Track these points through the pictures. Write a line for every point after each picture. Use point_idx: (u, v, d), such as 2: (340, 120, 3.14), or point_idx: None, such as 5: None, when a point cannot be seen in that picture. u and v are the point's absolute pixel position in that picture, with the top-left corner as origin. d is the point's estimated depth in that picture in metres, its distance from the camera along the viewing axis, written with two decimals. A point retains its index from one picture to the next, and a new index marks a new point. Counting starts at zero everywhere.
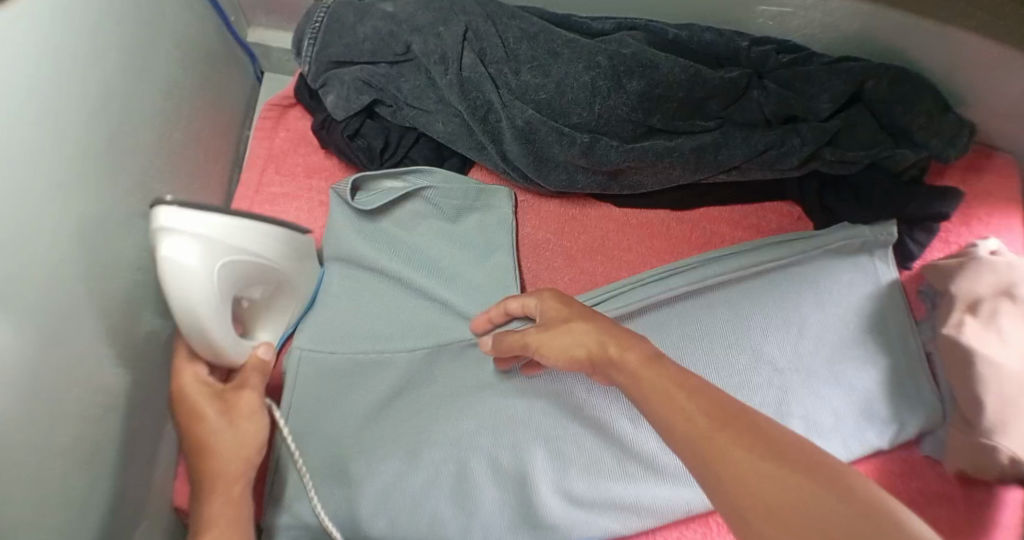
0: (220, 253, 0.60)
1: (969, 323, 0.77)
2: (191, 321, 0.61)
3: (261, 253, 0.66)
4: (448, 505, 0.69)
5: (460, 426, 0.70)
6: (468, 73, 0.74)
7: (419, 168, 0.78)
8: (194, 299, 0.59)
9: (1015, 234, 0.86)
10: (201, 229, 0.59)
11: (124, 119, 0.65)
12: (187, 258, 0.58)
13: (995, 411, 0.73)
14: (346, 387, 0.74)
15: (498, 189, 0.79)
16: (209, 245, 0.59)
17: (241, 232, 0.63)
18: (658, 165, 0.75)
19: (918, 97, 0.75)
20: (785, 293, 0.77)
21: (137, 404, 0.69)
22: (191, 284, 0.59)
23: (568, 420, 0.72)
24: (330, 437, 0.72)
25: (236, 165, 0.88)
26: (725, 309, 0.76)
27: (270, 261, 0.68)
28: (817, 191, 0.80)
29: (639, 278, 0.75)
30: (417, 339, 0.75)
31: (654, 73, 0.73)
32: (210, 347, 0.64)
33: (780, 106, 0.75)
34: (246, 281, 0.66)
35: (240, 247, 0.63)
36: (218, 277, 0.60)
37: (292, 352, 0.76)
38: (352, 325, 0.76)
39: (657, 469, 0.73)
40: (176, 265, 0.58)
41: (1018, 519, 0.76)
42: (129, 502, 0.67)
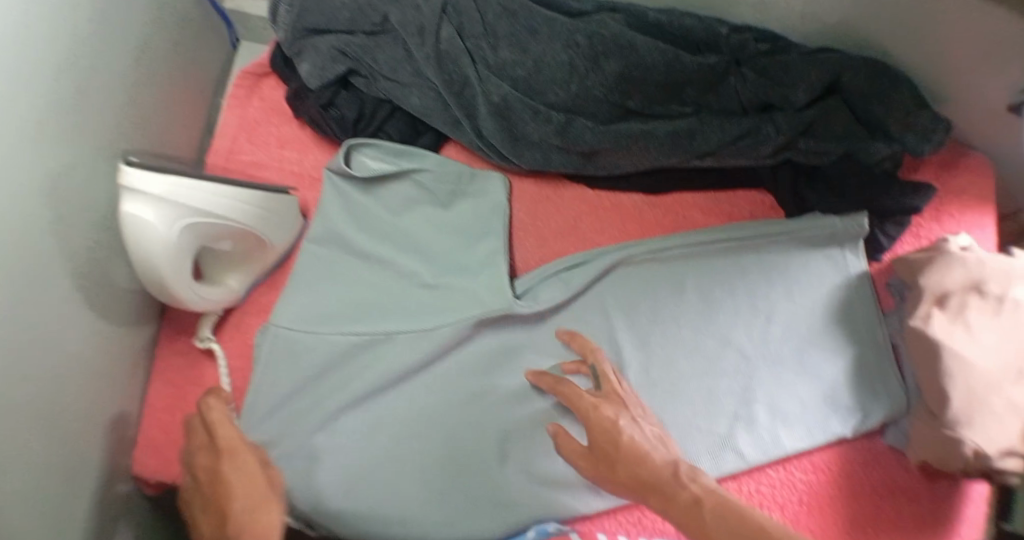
0: (178, 219, 0.60)
1: (937, 316, 0.77)
2: (148, 272, 0.63)
3: (231, 221, 0.65)
4: (413, 483, 0.70)
5: (430, 400, 0.72)
6: (444, 46, 0.74)
7: (412, 151, 0.77)
8: (150, 258, 0.61)
9: (987, 232, 0.87)
10: (162, 192, 0.59)
11: (92, 79, 0.64)
12: (146, 221, 0.59)
13: (962, 403, 0.74)
14: (321, 370, 0.72)
15: (491, 175, 0.77)
16: (168, 206, 0.60)
17: (212, 198, 0.62)
18: (633, 147, 0.75)
19: (896, 90, 0.75)
20: (752, 281, 0.78)
21: (97, 367, 0.68)
22: (147, 239, 0.60)
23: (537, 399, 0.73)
24: (295, 412, 0.72)
25: (208, 133, 0.87)
26: (694, 294, 0.77)
27: (244, 225, 0.66)
28: (791, 180, 0.80)
29: (602, 249, 0.77)
30: (396, 322, 0.73)
31: (633, 55, 0.72)
32: (168, 297, 0.66)
33: (755, 94, 0.75)
34: (212, 241, 0.65)
35: (207, 213, 0.62)
36: (173, 237, 0.61)
37: (268, 329, 0.73)
38: (330, 305, 0.74)
39: None
40: (135, 219, 0.59)
41: (981, 509, 0.79)
42: (88, 465, 0.67)
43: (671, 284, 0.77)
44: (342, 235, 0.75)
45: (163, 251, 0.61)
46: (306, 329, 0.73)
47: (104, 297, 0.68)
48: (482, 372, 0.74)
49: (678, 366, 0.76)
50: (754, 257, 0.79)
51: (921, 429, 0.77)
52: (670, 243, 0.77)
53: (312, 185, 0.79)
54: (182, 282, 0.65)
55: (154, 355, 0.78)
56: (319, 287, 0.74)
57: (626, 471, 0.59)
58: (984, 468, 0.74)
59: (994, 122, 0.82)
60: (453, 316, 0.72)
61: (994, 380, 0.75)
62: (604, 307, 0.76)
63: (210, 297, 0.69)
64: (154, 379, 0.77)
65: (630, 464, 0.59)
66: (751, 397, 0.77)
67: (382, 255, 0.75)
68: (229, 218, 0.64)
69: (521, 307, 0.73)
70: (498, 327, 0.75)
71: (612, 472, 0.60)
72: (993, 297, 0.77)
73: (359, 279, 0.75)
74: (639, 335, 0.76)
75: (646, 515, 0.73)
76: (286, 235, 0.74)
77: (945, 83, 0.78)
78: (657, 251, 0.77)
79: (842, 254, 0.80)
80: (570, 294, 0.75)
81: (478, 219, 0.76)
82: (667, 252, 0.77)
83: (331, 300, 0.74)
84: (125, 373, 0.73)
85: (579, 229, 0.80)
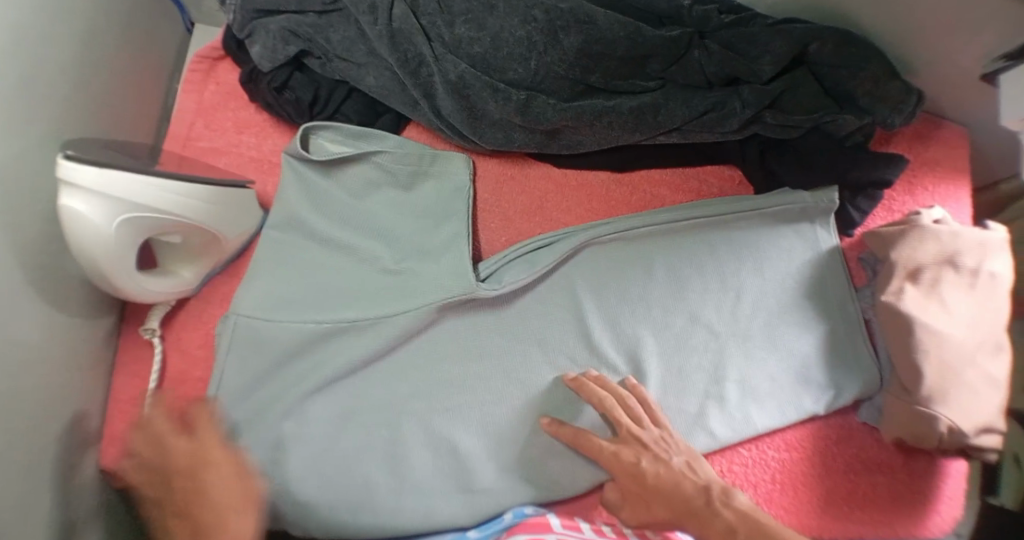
0: (116, 215, 0.59)
1: (910, 290, 0.76)
2: (90, 265, 0.62)
3: (177, 216, 0.64)
4: (382, 472, 0.69)
5: (393, 382, 0.71)
6: (398, 24, 0.73)
7: (372, 133, 0.76)
8: (89, 251, 0.60)
9: (962, 205, 0.85)
10: (99, 187, 0.58)
11: (36, 66, 0.62)
12: (83, 215, 0.58)
13: (934, 377, 0.73)
14: (284, 358, 0.71)
15: (453, 155, 0.76)
16: (105, 201, 0.59)
17: (153, 192, 0.61)
18: (597, 124, 0.74)
19: (865, 60, 0.72)
20: (723, 259, 0.77)
21: (56, 360, 0.67)
22: (84, 233, 0.59)
23: (504, 380, 0.72)
24: (260, 401, 0.71)
25: (164, 120, 0.86)
26: (662, 273, 0.76)
27: (190, 221, 0.65)
28: (757, 154, 0.78)
29: (568, 229, 0.76)
30: (360, 310, 0.71)
31: (593, 29, 0.71)
32: (113, 289, 0.65)
33: (720, 67, 0.73)
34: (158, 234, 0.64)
35: (148, 208, 0.61)
36: (112, 232, 0.60)
37: (228, 317, 0.72)
38: (291, 293, 0.73)
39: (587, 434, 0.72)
40: (71, 213, 0.58)
41: (960, 487, 0.78)
42: (54, 457, 0.66)
43: (639, 263, 0.76)
44: (304, 220, 0.74)
45: (100, 244, 0.60)
46: (264, 317, 0.71)
47: (59, 288, 0.67)
48: (449, 350, 0.72)
49: (650, 347, 0.75)
50: (725, 234, 0.78)
51: (894, 405, 0.75)
52: (637, 222, 0.75)
53: (272, 170, 0.79)
54: (125, 276, 0.63)
55: (116, 347, 0.77)
56: (281, 273, 0.74)
57: (664, 507, 0.65)
58: (959, 445, 0.73)
59: (968, 92, 0.80)
60: (416, 302, 0.71)
61: (968, 353, 0.74)
62: (571, 286, 0.75)
63: (158, 289, 0.69)
64: (117, 372, 0.76)
65: (663, 499, 0.65)
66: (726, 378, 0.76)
67: (344, 241, 0.74)
68: (168, 212, 0.63)
69: (485, 290, 0.71)
70: (463, 306, 0.73)
71: (650, 509, 0.66)
72: (967, 271, 0.77)
73: (323, 266, 0.74)
74: (608, 314, 0.75)
75: None
76: (242, 227, 0.73)
77: (916, 53, 0.77)
78: (625, 230, 0.76)
79: (812, 228, 0.79)
80: (536, 276, 0.74)
81: (444, 204, 0.75)
82: (637, 230, 0.76)
83: (290, 287, 0.73)
84: (86, 365, 0.72)
85: (544, 209, 0.79)
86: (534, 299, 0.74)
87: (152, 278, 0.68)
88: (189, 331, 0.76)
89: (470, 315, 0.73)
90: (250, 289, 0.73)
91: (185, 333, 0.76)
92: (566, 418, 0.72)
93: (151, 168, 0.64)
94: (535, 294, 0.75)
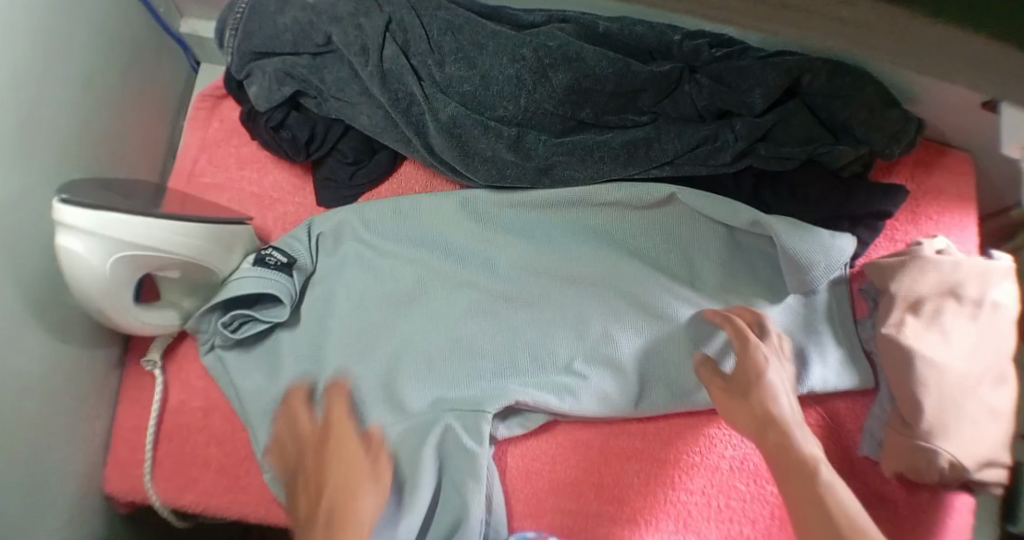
0: (110, 252, 0.61)
1: (911, 321, 0.75)
2: (87, 299, 0.64)
3: (170, 252, 0.65)
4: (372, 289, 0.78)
5: (454, 301, 0.77)
6: (388, 65, 0.75)
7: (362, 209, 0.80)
8: (84, 284, 0.62)
9: (968, 234, 0.83)
10: (94, 227, 0.60)
11: (36, 112, 0.65)
12: (77, 253, 0.60)
13: (935, 413, 0.72)
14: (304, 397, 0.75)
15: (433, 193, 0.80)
16: (99, 239, 0.60)
17: (147, 231, 0.63)
18: (589, 158, 0.75)
19: (859, 92, 0.71)
20: (695, 259, 0.76)
21: (57, 392, 0.69)
22: (80, 268, 0.61)
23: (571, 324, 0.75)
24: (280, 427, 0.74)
25: (168, 155, 0.89)
26: (643, 291, 0.75)
27: (183, 256, 0.67)
28: (752, 187, 0.77)
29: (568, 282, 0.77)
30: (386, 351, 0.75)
31: (582, 66, 0.72)
32: (106, 321, 0.67)
33: (712, 100, 0.74)
34: (152, 269, 0.66)
35: (142, 245, 0.63)
36: (106, 270, 0.62)
37: (211, 353, 0.77)
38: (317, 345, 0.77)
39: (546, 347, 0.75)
40: (67, 250, 0.60)
41: (968, 523, 0.75)
42: (54, 484, 0.69)
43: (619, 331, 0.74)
44: (276, 248, 0.76)
45: (75, 274, 0.62)
46: (225, 338, 0.75)
47: (60, 323, 0.70)
48: (467, 477, 0.70)
49: (648, 353, 0.74)
50: (686, 232, 0.77)
51: (893, 438, 0.74)
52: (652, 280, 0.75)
53: (271, 205, 0.82)
54: (107, 305, 0.64)
55: (120, 376, 0.80)
56: (235, 315, 0.73)
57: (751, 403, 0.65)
58: (962, 478, 0.71)
59: (972, 120, 0.79)
60: (428, 380, 0.74)
61: (973, 385, 0.73)
62: (561, 359, 0.74)
63: (154, 321, 0.71)
64: (121, 400, 0.79)
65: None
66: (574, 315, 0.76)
67: (290, 288, 0.75)
68: (137, 245, 0.62)
69: (308, 258, 0.79)
70: (466, 434, 0.71)
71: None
72: (970, 301, 0.75)
73: (342, 290, 0.78)
74: (622, 377, 0.74)
75: (613, 529, 0.72)
76: (238, 261, 0.75)
77: (910, 84, 0.76)
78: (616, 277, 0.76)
79: (800, 262, 0.72)
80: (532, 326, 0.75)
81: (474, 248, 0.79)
82: (534, 192, 0.77)
83: (242, 292, 0.72)
84: (89, 395, 0.74)
85: (498, 240, 0.78)
86: (548, 335, 0.75)
87: (144, 309, 0.70)
88: (188, 361, 0.79)
89: (481, 456, 0.70)
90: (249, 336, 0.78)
91: (186, 363, 0.78)
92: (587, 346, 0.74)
93: (148, 206, 0.66)
94: (522, 328, 0.75)
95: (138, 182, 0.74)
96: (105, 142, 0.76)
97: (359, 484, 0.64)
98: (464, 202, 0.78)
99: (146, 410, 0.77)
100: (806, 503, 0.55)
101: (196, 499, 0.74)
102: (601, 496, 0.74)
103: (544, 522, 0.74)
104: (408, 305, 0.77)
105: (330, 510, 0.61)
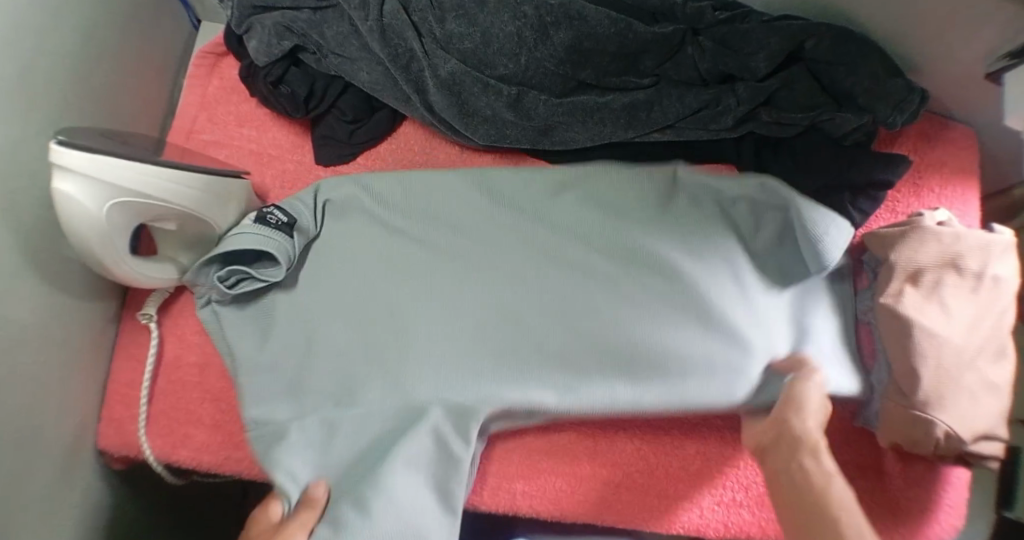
0: (106, 198, 0.61)
1: (910, 292, 0.74)
2: (84, 247, 0.64)
3: (167, 202, 0.65)
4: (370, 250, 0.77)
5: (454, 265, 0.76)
6: (388, 20, 0.75)
7: (359, 181, 0.78)
8: (80, 230, 0.62)
9: (970, 207, 0.82)
10: (92, 172, 0.60)
11: (36, 59, 0.65)
12: (73, 199, 0.60)
13: (933, 383, 0.71)
14: (298, 354, 0.75)
15: (427, 176, 0.78)
16: (95, 185, 0.60)
17: (144, 180, 0.63)
18: (590, 120, 0.75)
19: (864, 57, 0.71)
20: (702, 248, 0.72)
21: (52, 341, 0.70)
22: (77, 215, 0.61)
23: (570, 324, 0.72)
24: (274, 384, 0.74)
25: (167, 113, 0.89)
26: (652, 262, 0.73)
27: (181, 207, 0.67)
28: (754, 150, 0.77)
29: (570, 266, 0.74)
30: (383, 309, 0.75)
31: (583, 25, 0.72)
32: (104, 269, 0.67)
33: (714, 64, 0.73)
34: (149, 218, 0.66)
35: (138, 193, 0.63)
36: (104, 216, 0.62)
37: (208, 310, 0.76)
38: (308, 302, 0.76)
39: (539, 349, 0.71)
40: (64, 195, 0.60)
41: (963, 499, 0.75)
42: (50, 434, 0.70)
43: (616, 331, 0.71)
44: (277, 207, 0.76)
45: (71, 220, 0.62)
46: (223, 293, 0.74)
47: (57, 273, 0.70)
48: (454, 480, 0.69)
49: (669, 348, 0.69)
50: (687, 218, 0.74)
51: (890, 408, 0.73)
52: (658, 275, 0.72)
53: (269, 163, 0.82)
54: (103, 253, 0.65)
55: (117, 331, 0.80)
56: (235, 269, 0.73)
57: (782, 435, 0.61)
58: (958, 451, 0.71)
59: (976, 92, 0.78)
60: (420, 354, 0.72)
61: (970, 357, 0.72)
62: (557, 363, 0.71)
63: (152, 274, 0.71)
64: (117, 354, 0.79)
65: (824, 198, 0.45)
66: (574, 314, 0.72)
67: (289, 250, 0.74)
68: (134, 191, 0.63)
69: (311, 224, 0.77)
70: (455, 438, 0.70)
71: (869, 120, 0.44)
72: (970, 273, 0.74)
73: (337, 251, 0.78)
74: (621, 384, 0.70)
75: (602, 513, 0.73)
76: (235, 218, 0.75)
77: (916, 51, 0.75)
78: (620, 270, 0.73)
79: (820, 250, 0.68)
80: (524, 323, 0.72)
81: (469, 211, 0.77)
82: (535, 177, 0.77)
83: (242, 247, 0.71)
84: (85, 348, 0.75)
85: (500, 208, 0.77)
86: (561, 330, 0.72)
87: (141, 261, 0.70)
88: (185, 317, 0.79)
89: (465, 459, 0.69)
90: (245, 295, 0.76)
91: (181, 319, 0.79)
92: (587, 347, 0.71)
93: (146, 156, 0.66)
94: (530, 321, 0.72)
95: (137, 136, 0.74)
96: (105, 95, 0.76)
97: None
98: (463, 174, 0.78)
99: (142, 365, 0.77)
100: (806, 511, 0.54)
101: (191, 455, 0.75)
102: (593, 457, 0.74)
103: (536, 484, 0.73)
104: (406, 266, 0.77)
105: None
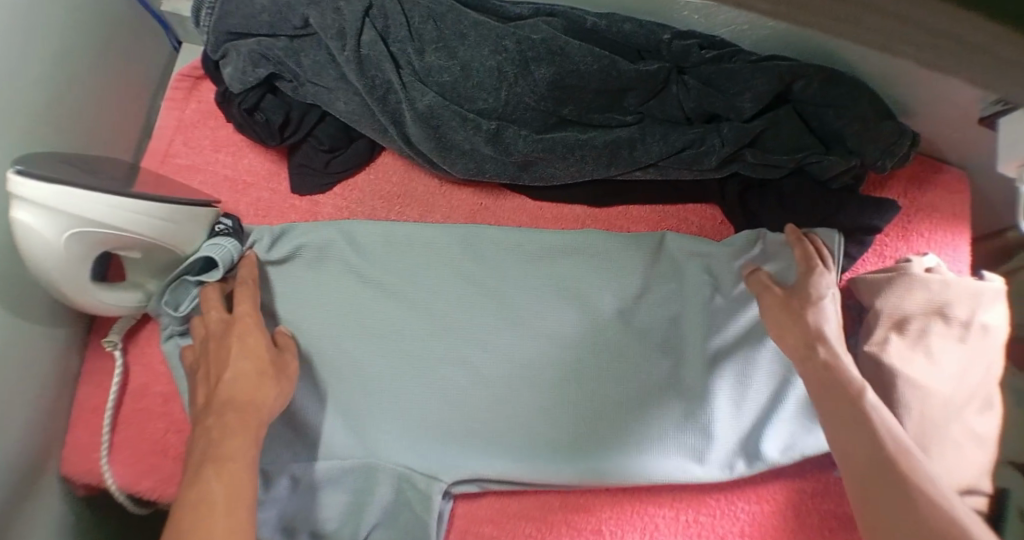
0: (64, 227, 0.60)
1: (895, 340, 0.72)
2: (43, 276, 0.63)
3: (130, 232, 0.64)
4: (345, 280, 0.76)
5: (428, 297, 0.75)
6: (366, 50, 0.74)
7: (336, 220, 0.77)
8: (38, 260, 0.61)
9: (961, 253, 0.80)
10: (48, 200, 0.59)
11: (5, 84, 0.64)
12: (30, 227, 0.59)
13: (916, 432, 0.70)
14: None
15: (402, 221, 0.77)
16: (52, 213, 0.59)
17: (106, 209, 0.61)
18: (570, 157, 0.73)
19: (852, 101, 0.69)
20: (677, 304, 0.73)
21: (15, 371, 0.68)
22: (34, 244, 0.60)
23: (535, 380, 0.72)
24: None
25: (144, 135, 0.88)
26: (624, 326, 0.73)
27: (144, 237, 0.65)
28: (738, 192, 0.75)
29: (546, 313, 0.73)
30: (354, 342, 0.73)
31: (565, 61, 0.71)
32: (65, 298, 0.66)
33: (699, 103, 0.72)
34: (112, 248, 0.65)
35: (98, 223, 0.62)
36: (60, 245, 0.61)
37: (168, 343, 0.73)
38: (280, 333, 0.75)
39: (505, 403, 0.72)
40: (21, 223, 0.59)
41: None
42: (11, 463, 0.68)
43: (582, 385, 0.71)
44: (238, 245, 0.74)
45: (28, 249, 0.60)
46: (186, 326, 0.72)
47: (20, 302, 0.68)
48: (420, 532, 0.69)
49: (628, 408, 0.71)
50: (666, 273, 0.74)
51: None
52: (627, 332, 0.72)
53: (244, 190, 0.81)
54: (63, 282, 0.63)
55: (81, 358, 0.78)
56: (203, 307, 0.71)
57: (791, 331, 0.62)
58: None
59: (970, 136, 0.76)
60: (394, 390, 0.72)
61: (956, 407, 0.70)
62: (522, 420, 0.71)
63: (115, 303, 0.70)
64: (81, 381, 0.77)
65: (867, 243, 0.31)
66: (542, 368, 0.72)
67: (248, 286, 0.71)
68: (93, 221, 0.61)
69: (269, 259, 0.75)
70: (417, 503, 0.70)
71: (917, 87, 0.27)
72: (958, 322, 0.72)
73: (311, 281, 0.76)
74: (585, 439, 0.70)
75: None
76: None
77: (906, 95, 0.73)
78: (592, 328, 0.73)
79: None
80: (495, 376, 0.72)
81: (448, 244, 0.76)
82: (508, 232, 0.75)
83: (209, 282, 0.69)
84: (49, 375, 0.73)
85: (478, 243, 0.75)
86: (529, 401, 0.72)
87: (104, 289, 0.68)
88: (151, 346, 0.77)
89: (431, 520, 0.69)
90: None
91: (147, 348, 0.77)
92: (554, 399, 0.71)
93: (113, 184, 0.65)
94: (497, 386, 0.72)
95: (109, 160, 0.73)
96: (79, 118, 0.75)
97: (265, 383, 0.63)
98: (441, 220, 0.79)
99: (107, 393, 0.76)
100: (849, 429, 0.54)
101: (153, 487, 0.73)
102: (566, 504, 0.71)
103: (507, 531, 0.70)
104: (381, 297, 0.75)
105: (230, 428, 0.59)
